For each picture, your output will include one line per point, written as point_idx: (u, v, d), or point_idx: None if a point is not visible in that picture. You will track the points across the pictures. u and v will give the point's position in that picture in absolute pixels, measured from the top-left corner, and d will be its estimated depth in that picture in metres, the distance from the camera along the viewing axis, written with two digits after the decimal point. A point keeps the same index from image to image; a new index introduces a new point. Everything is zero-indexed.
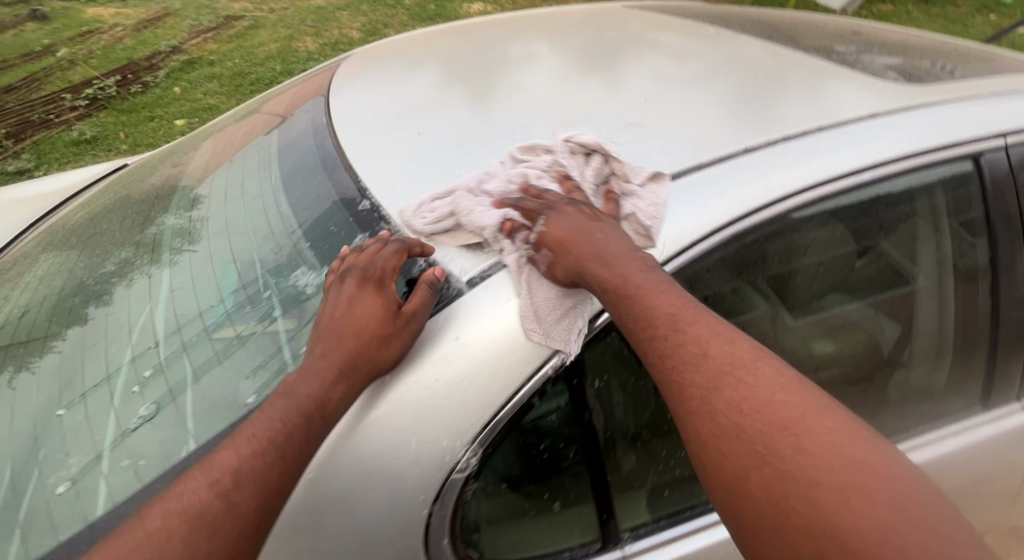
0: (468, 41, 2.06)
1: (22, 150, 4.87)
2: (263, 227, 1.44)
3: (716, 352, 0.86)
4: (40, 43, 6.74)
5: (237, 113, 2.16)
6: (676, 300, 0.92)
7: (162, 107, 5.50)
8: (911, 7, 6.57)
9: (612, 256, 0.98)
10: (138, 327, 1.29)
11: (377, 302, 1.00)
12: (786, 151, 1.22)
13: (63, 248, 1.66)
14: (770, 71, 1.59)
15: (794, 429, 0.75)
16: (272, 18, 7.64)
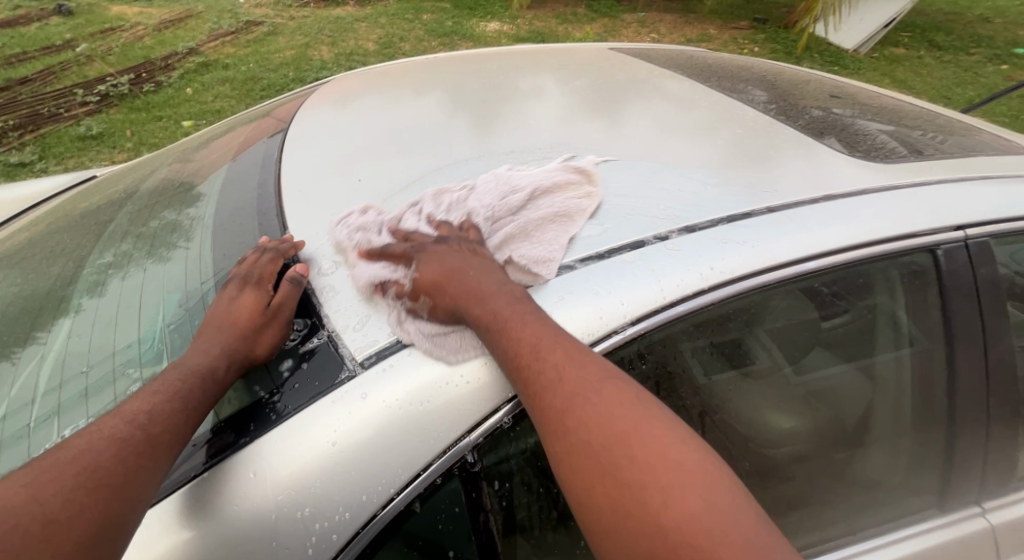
0: (469, 72, 2.04)
1: (27, 142, 5.00)
2: (195, 258, 1.25)
3: (593, 370, 0.82)
4: (64, 38, 6.92)
5: (239, 120, 2.16)
6: (530, 318, 0.87)
7: (170, 108, 5.60)
8: (927, 54, 6.52)
9: (489, 296, 0.92)
10: (34, 364, 1.09)
11: (249, 300, 0.98)
12: (752, 221, 1.11)
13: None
14: (740, 125, 1.54)
15: (630, 441, 0.76)
16: (292, 26, 7.76)
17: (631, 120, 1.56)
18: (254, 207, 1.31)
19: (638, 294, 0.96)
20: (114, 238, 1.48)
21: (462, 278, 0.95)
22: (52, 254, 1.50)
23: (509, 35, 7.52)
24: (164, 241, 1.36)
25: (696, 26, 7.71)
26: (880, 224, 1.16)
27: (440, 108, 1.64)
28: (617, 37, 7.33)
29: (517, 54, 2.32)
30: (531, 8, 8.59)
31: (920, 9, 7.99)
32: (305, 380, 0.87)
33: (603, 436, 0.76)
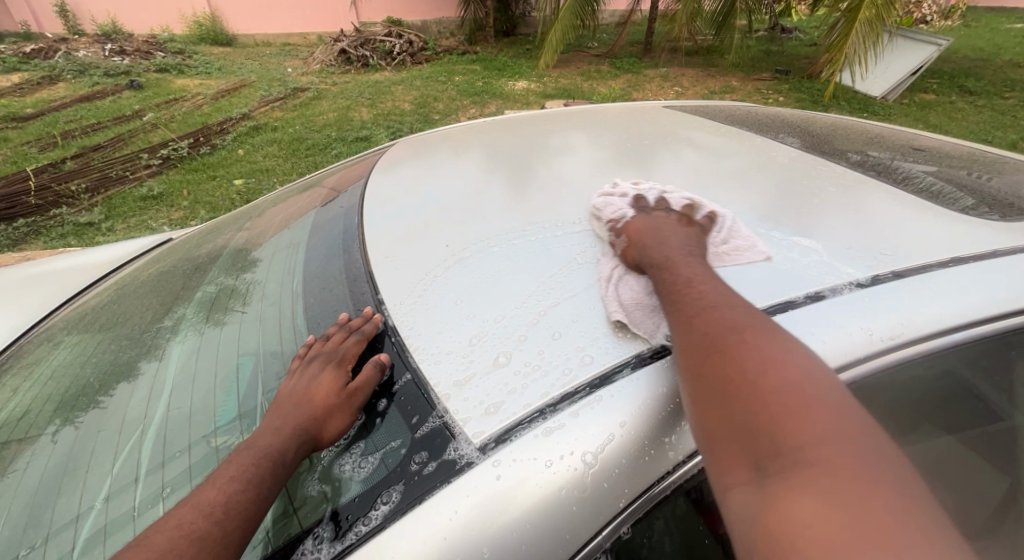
0: (511, 133, 2.18)
1: (96, 202, 5.37)
2: (277, 330, 1.30)
3: (772, 347, 0.81)
4: (131, 108, 7.55)
5: (297, 187, 2.31)
6: (739, 316, 0.87)
7: (225, 168, 5.97)
8: (956, 98, 6.57)
9: (731, 294, 0.94)
10: (127, 442, 1.12)
11: (324, 381, 0.99)
12: (879, 288, 1.04)
13: (87, 334, 1.60)
14: (802, 178, 1.56)
15: (803, 425, 0.72)
16: (335, 90, 8.29)
17: (689, 175, 1.60)
18: (334, 274, 1.38)
19: None
20: (197, 306, 1.54)
21: (652, 238, 1.15)
22: (134, 324, 1.57)
23: (540, 92, 7.89)
24: (248, 313, 1.41)
25: (721, 77, 7.96)
26: (998, 290, 1.05)
27: (491, 168, 1.75)
28: (644, 91, 7.63)
29: (561, 116, 2.45)
30: (559, 66, 9.03)
31: (945, 56, 8.09)
32: (413, 481, 0.84)
33: (739, 403, 0.77)
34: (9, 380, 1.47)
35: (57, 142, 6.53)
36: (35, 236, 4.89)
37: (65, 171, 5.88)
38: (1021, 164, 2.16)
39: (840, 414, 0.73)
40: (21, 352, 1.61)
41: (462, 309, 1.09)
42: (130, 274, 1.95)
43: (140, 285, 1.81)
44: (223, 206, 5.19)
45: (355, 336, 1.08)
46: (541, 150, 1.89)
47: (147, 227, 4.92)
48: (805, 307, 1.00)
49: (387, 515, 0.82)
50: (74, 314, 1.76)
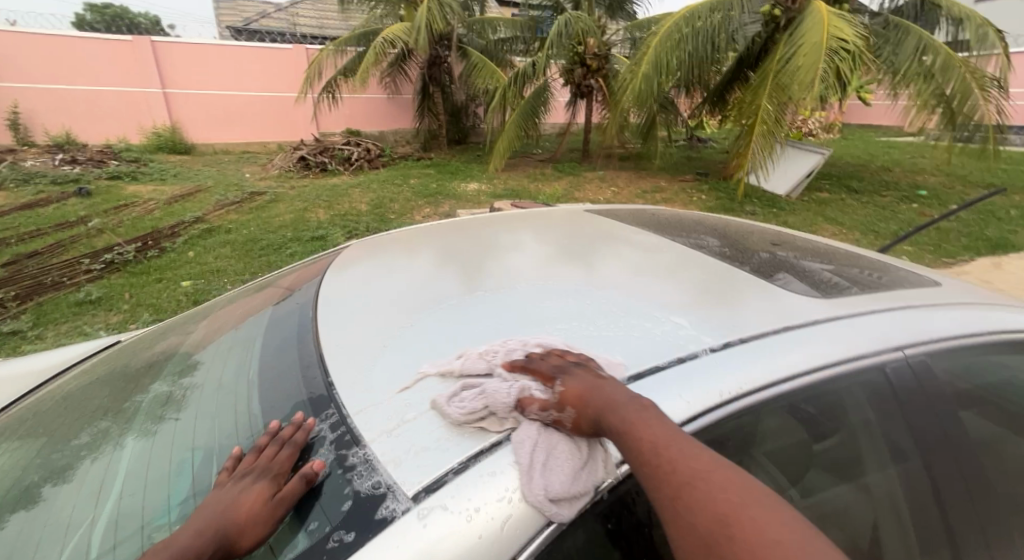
0: (460, 233, 2.44)
1: (22, 310, 5.27)
2: (230, 418, 1.42)
3: (668, 445, 0.90)
4: (82, 214, 7.64)
5: (255, 284, 2.48)
6: (623, 392, 1.00)
7: (172, 270, 6.05)
8: (855, 197, 7.45)
9: (623, 404, 0.97)
10: (72, 538, 1.19)
11: (252, 493, 1.01)
12: (720, 351, 1.26)
13: (33, 436, 1.67)
14: (687, 271, 1.83)
15: (708, 485, 0.86)
16: (292, 194, 8.66)
17: (607, 270, 1.86)
18: (289, 362, 1.52)
19: None
20: (142, 405, 1.64)
21: (599, 397, 1.00)
22: (76, 427, 1.65)
23: (486, 194, 8.45)
24: (192, 412, 1.51)
25: (650, 180, 8.78)
26: (819, 353, 1.28)
27: (438, 264, 1.97)
28: (581, 194, 8.31)
29: (510, 217, 2.74)
30: (505, 171, 9.76)
31: (844, 162, 9.23)
32: (345, 532, 0.91)
33: (657, 464, 0.88)
34: None
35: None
36: None
37: (1, 277, 5.82)
38: (879, 257, 2.53)
39: (722, 473, 0.88)
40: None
41: (383, 382, 1.19)
42: (77, 376, 2.04)
43: (85, 388, 1.89)
44: (164, 308, 5.21)
45: (289, 446, 1.10)
46: (500, 247, 2.13)
47: (79, 333, 4.87)
48: (670, 368, 1.20)
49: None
50: (15, 417, 1.83)
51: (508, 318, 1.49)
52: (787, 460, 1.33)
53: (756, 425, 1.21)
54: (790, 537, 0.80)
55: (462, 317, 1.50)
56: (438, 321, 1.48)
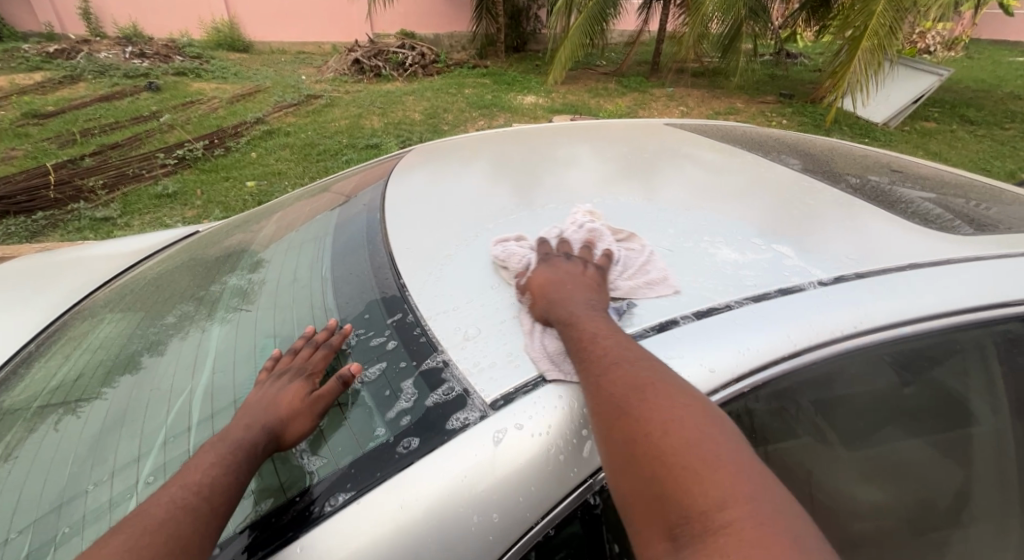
0: (524, 143, 2.31)
1: (111, 199, 5.51)
2: (309, 307, 1.40)
3: (634, 360, 0.86)
4: (148, 109, 7.73)
5: (313, 188, 2.45)
6: (594, 329, 0.93)
7: (238, 170, 6.13)
8: (955, 126, 6.75)
9: (576, 302, 1.00)
10: (177, 401, 1.21)
11: (292, 389, 1.03)
12: (841, 287, 1.15)
13: (129, 311, 1.70)
14: (788, 198, 1.66)
15: (676, 437, 0.75)
16: (347, 98, 8.49)
17: (698, 191, 1.71)
18: (356, 261, 1.49)
19: (714, 362, 0.98)
20: (231, 289, 1.63)
21: (555, 289, 1.06)
22: (173, 303, 1.66)
23: (546, 108, 8.03)
24: (276, 296, 1.50)
25: (725, 99, 8.13)
26: (949, 296, 1.16)
27: (500, 176, 1.88)
28: (648, 110, 7.78)
29: (568, 128, 2.57)
30: (567, 83, 9.20)
31: (946, 85, 8.29)
32: (431, 428, 0.92)
33: (614, 407, 0.81)
34: (59, 353, 1.57)
35: (76, 139, 6.70)
36: (53, 229, 5.03)
37: (83, 167, 6.04)
38: (1001, 192, 2.28)
39: (728, 439, 0.76)
40: (71, 327, 1.71)
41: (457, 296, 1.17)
42: (164, 260, 2.05)
43: (176, 270, 1.90)
44: (235, 207, 5.32)
45: (323, 348, 1.14)
46: (551, 161, 2.01)
47: (161, 225, 5.05)
48: (776, 298, 1.11)
49: (380, 477, 0.88)
50: (116, 293, 1.86)
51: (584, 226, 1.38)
52: (870, 413, 1.19)
53: (861, 371, 1.12)
54: (776, 513, 0.68)
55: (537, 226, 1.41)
56: (516, 228, 1.40)
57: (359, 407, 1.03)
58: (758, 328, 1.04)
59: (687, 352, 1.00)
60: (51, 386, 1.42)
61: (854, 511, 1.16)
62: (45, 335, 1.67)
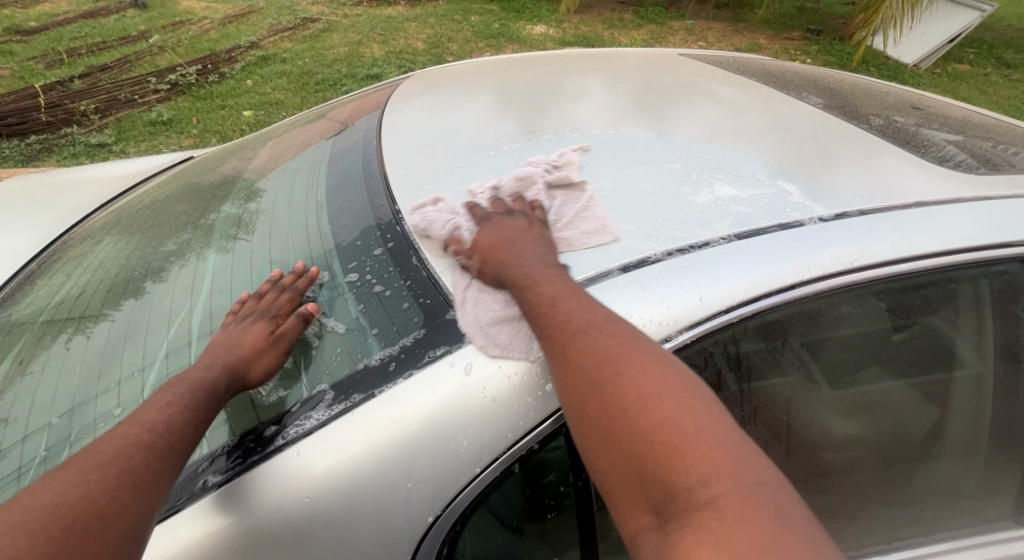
0: (530, 73, 2.12)
1: (105, 125, 5.29)
2: (305, 223, 1.24)
3: (608, 349, 0.71)
4: (138, 29, 7.30)
5: (307, 116, 2.27)
6: (575, 305, 0.76)
7: (234, 98, 5.86)
8: (990, 70, 6.37)
9: (530, 270, 0.84)
10: (181, 310, 1.08)
11: (254, 329, 0.91)
12: (898, 214, 0.97)
13: (131, 221, 1.55)
14: (816, 139, 1.52)
15: (681, 466, 0.59)
16: (347, 23, 8.01)
17: (716, 132, 1.57)
18: (342, 184, 1.33)
19: (706, 291, 0.84)
20: (236, 215, 1.39)
21: (508, 255, 0.88)
22: (177, 226, 1.42)
23: (556, 40, 7.58)
24: (282, 222, 1.27)
25: (747, 35, 7.65)
26: (1013, 231, 1.01)
27: (502, 108, 1.72)
28: (664, 45, 7.35)
29: (579, 57, 2.38)
30: (579, 12, 8.65)
31: (985, 24, 7.77)
32: (420, 350, 0.82)
33: (595, 425, 0.66)
34: (70, 256, 1.40)
35: (63, 60, 6.37)
36: (47, 155, 4.87)
37: (73, 90, 5.77)
38: None
39: (692, 404, 0.64)
40: (61, 247, 1.46)
41: (449, 216, 1.03)
42: (161, 185, 1.80)
43: (179, 196, 1.66)
44: (232, 137, 5.12)
45: (289, 291, 0.99)
46: (560, 93, 1.85)
47: (157, 153, 4.88)
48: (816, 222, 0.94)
49: (364, 396, 0.79)
50: (110, 217, 1.61)
51: (599, 150, 1.21)
52: (856, 343, 0.99)
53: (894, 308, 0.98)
54: (772, 496, 0.57)
55: (541, 147, 1.24)
56: (519, 150, 1.23)
57: (354, 326, 0.94)
58: (795, 255, 0.88)
59: (689, 280, 0.85)
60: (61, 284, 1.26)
61: (828, 441, 1.02)
62: (55, 239, 1.50)
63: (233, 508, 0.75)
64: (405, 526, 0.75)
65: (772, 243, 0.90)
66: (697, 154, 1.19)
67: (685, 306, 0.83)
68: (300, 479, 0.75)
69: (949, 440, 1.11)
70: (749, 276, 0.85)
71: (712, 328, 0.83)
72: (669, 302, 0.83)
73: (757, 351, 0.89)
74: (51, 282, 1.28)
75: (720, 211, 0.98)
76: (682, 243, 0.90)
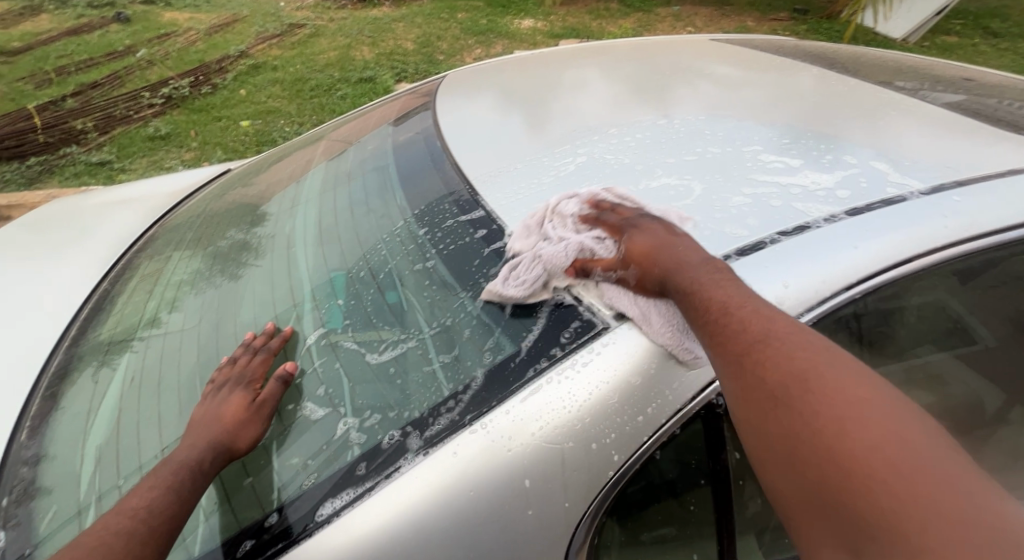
0: (544, 67, 2.16)
1: (104, 142, 5.25)
2: (382, 217, 1.23)
3: (739, 306, 0.74)
4: (124, 44, 7.21)
5: (323, 128, 2.29)
6: (735, 292, 0.76)
7: (229, 108, 5.82)
8: (976, 40, 6.48)
9: (692, 264, 0.81)
10: (280, 309, 1.09)
11: (232, 399, 0.89)
12: (988, 183, 1.00)
13: (194, 233, 1.55)
14: (868, 110, 1.53)
15: (851, 432, 0.59)
16: (332, 27, 7.95)
17: (762, 109, 1.59)
18: (410, 179, 1.31)
19: (828, 271, 0.85)
20: (298, 218, 1.38)
21: (669, 255, 0.83)
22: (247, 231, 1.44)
23: (544, 33, 7.59)
24: (354, 221, 1.26)
25: (733, 18, 7.72)
26: None
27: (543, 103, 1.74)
28: (654, 32, 7.37)
29: (584, 50, 2.41)
30: (564, 4, 8.66)
31: None
32: (552, 343, 0.84)
33: (761, 387, 0.67)
34: (149, 270, 1.42)
35: (54, 79, 6.29)
36: (51, 175, 4.82)
37: (67, 109, 5.70)
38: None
39: (860, 382, 0.64)
40: (127, 264, 1.48)
41: (542, 205, 1.03)
42: (209, 199, 1.80)
43: (229, 207, 1.65)
44: (234, 148, 5.11)
45: (264, 352, 0.98)
46: (572, 84, 1.87)
47: (161, 168, 4.86)
48: (910, 199, 0.96)
49: (508, 391, 0.80)
50: (165, 232, 1.61)
51: (670, 132, 1.23)
52: (926, 313, 1.01)
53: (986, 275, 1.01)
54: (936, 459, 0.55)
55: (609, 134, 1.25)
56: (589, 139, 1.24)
57: (473, 323, 0.93)
58: (900, 231, 0.90)
59: (808, 260, 0.86)
60: (152, 297, 1.29)
61: (919, 409, 1.06)
62: (128, 254, 1.53)
63: (389, 506, 0.75)
64: (563, 520, 0.77)
65: (878, 219, 0.92)
66: (765, 134, 1.22)
67: (813, 285, 0.84)
68: (457, 479, 0.75)
69: (984, 406, 1.16)
70: (864, 250, 0.88)
71: (840, 303, 0.85)
72: (795, 280, 0.84)
73: (874, 322, 0.92)
74: (131, 302, 1.30)
75: (811, 194, 1.00)
76: (785, 226, 0.93)
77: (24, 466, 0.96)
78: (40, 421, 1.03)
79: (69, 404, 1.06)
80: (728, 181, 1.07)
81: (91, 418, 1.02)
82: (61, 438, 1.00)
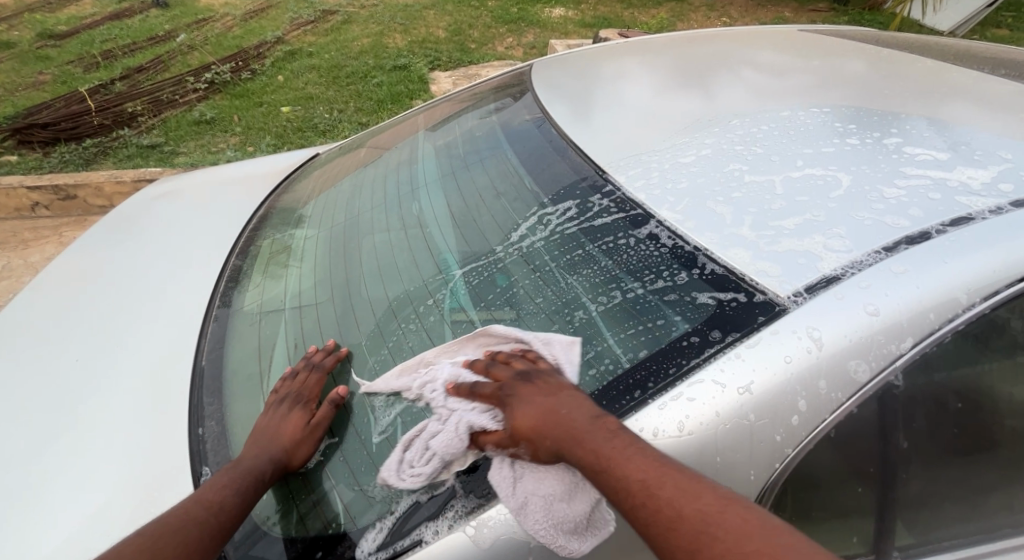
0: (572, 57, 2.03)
1: (153, 126, 5.37)
2: (522, 205, 1.30)
3: (580, 422, 0.79)
4: (164, 29, 7.32)
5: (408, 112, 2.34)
6: (577, 411, 0.81)
7: (270, 94, 5.89)
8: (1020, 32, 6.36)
9: (590, 432, 0.78)
10: (440, 292, 1.18)
11: (293, 417, 1.02)
12: None
13: (321, 218, 1.66)
14: (997, 81, 1.44)
15: (682, 488, 0.71)
16: (364, 14, 7.97)
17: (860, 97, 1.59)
18: (539, 168, 1.38)
19: (1005, 258, 0.86)
20: (430, 206, 1.47)
21: (560, 424, 0.81)
22: (378, 218, 1.53)
23: (575, 22, 7.56)
24: (493, 210, 1.34)
25: (768, 9, 7.64)
26: None
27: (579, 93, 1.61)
28: (686, 23, 7.31)
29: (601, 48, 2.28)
30: None
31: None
32: (725, 322, 0.88)
33: (616, 466, 0.74)
34: (285, 257, 1.54)
35: (100, 64, 6.43)
36: (104, 157, 4.93)
37: (114, 92, 5.83)
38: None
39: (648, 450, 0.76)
40: (252, 243, 1.63)
41: (691, 198, 1.09)
42: (313, 186, 1.90)
43: (347, 193, 1.75)
44: (278, 134, 5.18)
45: (317, 370, 1.11)
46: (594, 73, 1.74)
47: (209, 152, 4.95)
48: None
49: (687, 367, 0.85)
50: (280, 218, 1.74)
51: (795, 120, 1.27)
52: None
53: None
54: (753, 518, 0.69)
55: (733, 123, 1.30)
56: (714, 128, 1.29)
57: (639, 305, 0.98)
58: None
59: (983, 246, 0.87)
60: (295, 280, 1.42)
61: None
62: (252, 239, 1.65)
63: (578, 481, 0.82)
64: (749, 485, 0.83)
65: None
66: (896, 120, 1.23)
67: (989, 274, 0.85)
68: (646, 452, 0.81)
69: None
70: None
71: (1018, 291, 0.85)
72: (972, 269, 0.85)
73: None
74: (272, 280, 1.45)
75: (972, 177, 0.99)
76: (949, 215, 0.92)
77: (210, 418, 1.12)
78: (213, 379, 1.19)
79: (238, 369, 1.22)
80: (873, 159, 1.08)
81: (264, 381, 1.17)
82: (239, 395, 1.15)
